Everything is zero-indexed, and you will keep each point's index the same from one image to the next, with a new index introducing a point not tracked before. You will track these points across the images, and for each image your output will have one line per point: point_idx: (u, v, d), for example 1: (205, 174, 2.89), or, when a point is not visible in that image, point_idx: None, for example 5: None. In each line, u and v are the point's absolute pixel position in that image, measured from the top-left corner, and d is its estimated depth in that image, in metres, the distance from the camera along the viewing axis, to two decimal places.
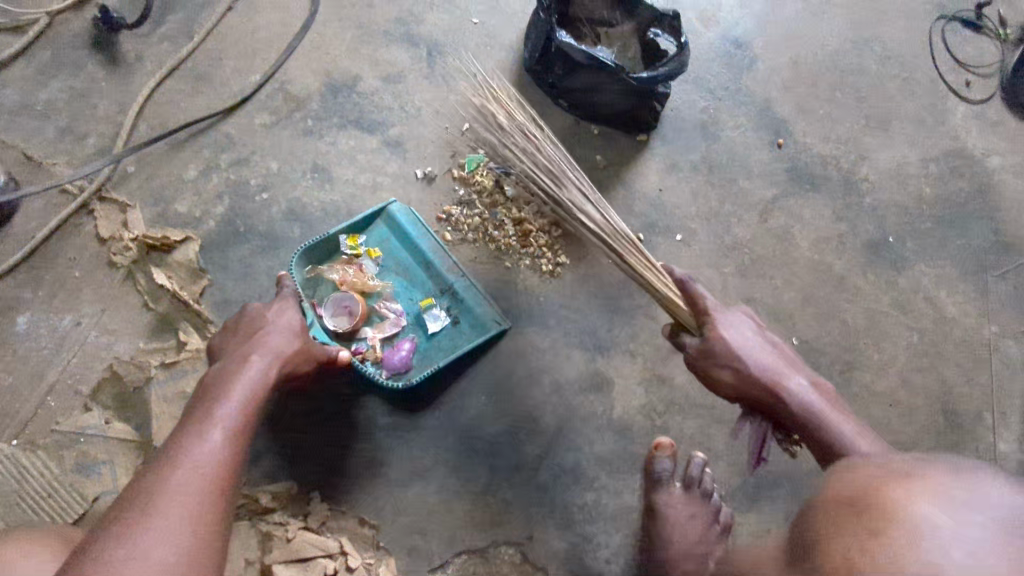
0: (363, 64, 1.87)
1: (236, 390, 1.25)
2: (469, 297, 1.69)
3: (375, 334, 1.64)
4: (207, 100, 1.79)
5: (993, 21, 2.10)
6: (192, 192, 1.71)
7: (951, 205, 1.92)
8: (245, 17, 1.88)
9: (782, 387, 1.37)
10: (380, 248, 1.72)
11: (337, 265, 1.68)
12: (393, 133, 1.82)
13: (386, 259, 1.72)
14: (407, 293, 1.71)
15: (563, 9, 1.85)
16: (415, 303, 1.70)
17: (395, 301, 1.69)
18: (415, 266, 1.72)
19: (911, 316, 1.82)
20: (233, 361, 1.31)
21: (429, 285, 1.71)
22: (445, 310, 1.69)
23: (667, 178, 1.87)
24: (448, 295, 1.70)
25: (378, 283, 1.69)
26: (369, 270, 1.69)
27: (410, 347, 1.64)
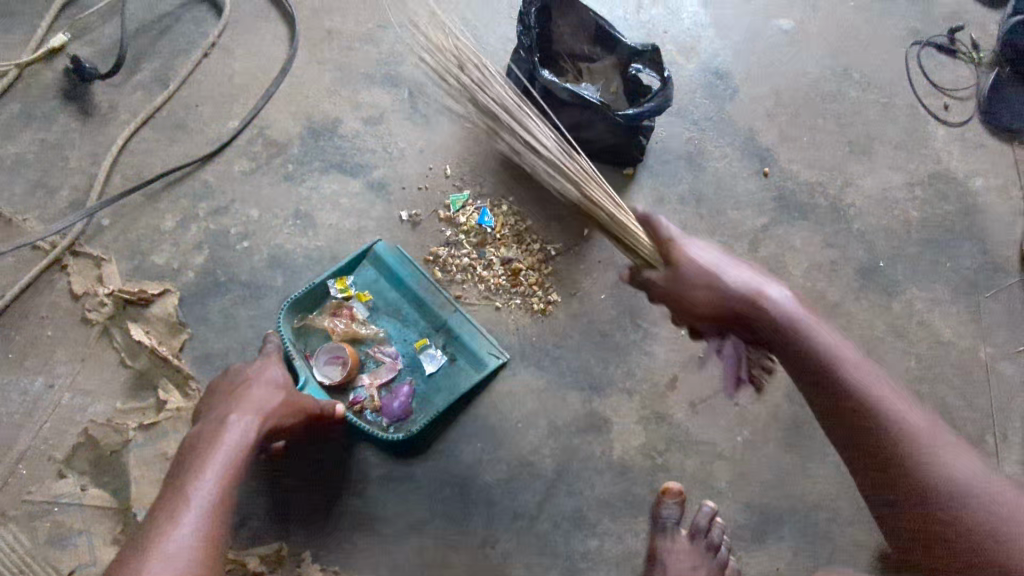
0: (343, 106, 1.84)
1: (220, 451, 1.16)
2: (465, 334, 1.65)
3: (372, 382, 1.60)
4: (184, 149, 1.75)
5: (965, 45, 2.13)
6: (171, 243, 1.66)
7: (938, 228, 1.92)
8: (221, 62, 1.84)
9: (763, 300, 1.12)
10: (370, 291, 1.68)
11: (326, 313, 1.63)
12: (376, 175, 1.79)
13: (377, 302, 1.68)
14: (401, 334, 1.66)
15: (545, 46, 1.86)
16: (410, 344, 1.65)
17: (389, 345, 1.64)
18: (407, 306, 1.68)
19: (907, 340, 1.81)
20: (212, 424, 1.23)
21: (423, 324, 1.67)
22: (441, 349, 1.64)
23: (656, 211, 1.85)
24: (442, 334, 1.65)
25: (371, 328, 1.65)
26: (361, 314, 1.65)
27: (409, 392, 1.59)
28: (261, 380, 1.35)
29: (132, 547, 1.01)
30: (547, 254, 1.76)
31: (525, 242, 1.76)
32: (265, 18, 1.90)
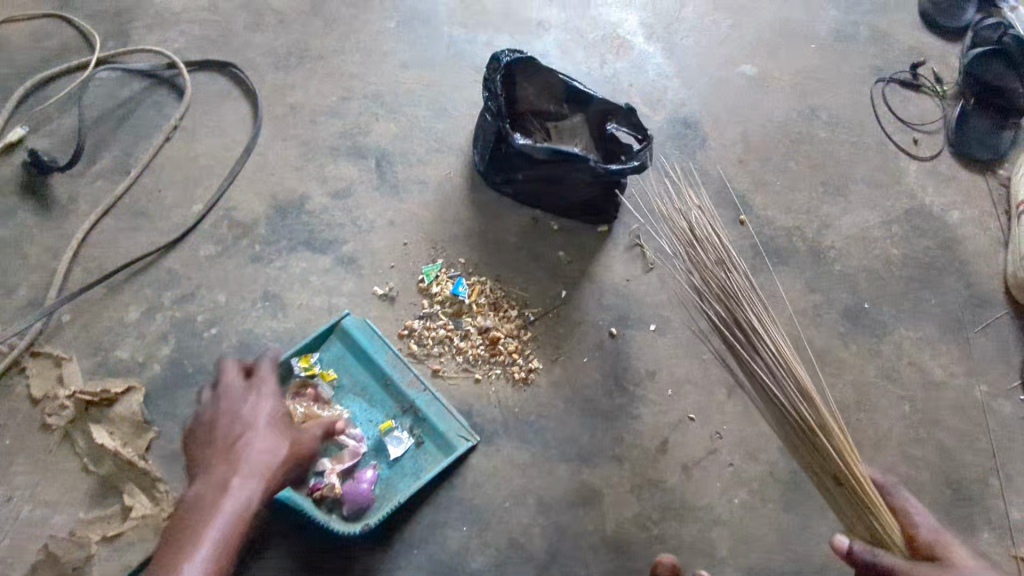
0: (310, 182, 1.81)
1: (217, 527, 1.02)
2: (432, 415, 1.58)
3: (333, 467, 1.49)
4: (147, 236, 1.70)
5: (929, 80, 2.14)
6: (134, 336, 1.60)
7: (920, 264, 1.90)
8: (183, 144, 1.80)
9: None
10: (335, 367, 1.63)
11: (290, 392, 1.56)
12: (346, 250, 1.75)
13: (343, 380, 1.62)
14: (367, 415, 1.59)
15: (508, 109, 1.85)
16: (375, 426, 1.58)
17: (354, 426, 1.56)
18: (373, 384, 1.62)
19: (899, 384, 1.77)
20: (208, 485, 1.08)
21: (390, 404, 1.60)
22: (407, 430, 1.58)
23: (634, 267, 1.81)
24: (410, 414, 1.59)
25: (335, 408, 1.58)
26: (325, 393, 1.58)
27: (372, 478, 1.50)
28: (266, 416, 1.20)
29: None
30: (526, 320, 1.72)
31: (500, 308, 1.71)
32: (227, 96, 1.87)
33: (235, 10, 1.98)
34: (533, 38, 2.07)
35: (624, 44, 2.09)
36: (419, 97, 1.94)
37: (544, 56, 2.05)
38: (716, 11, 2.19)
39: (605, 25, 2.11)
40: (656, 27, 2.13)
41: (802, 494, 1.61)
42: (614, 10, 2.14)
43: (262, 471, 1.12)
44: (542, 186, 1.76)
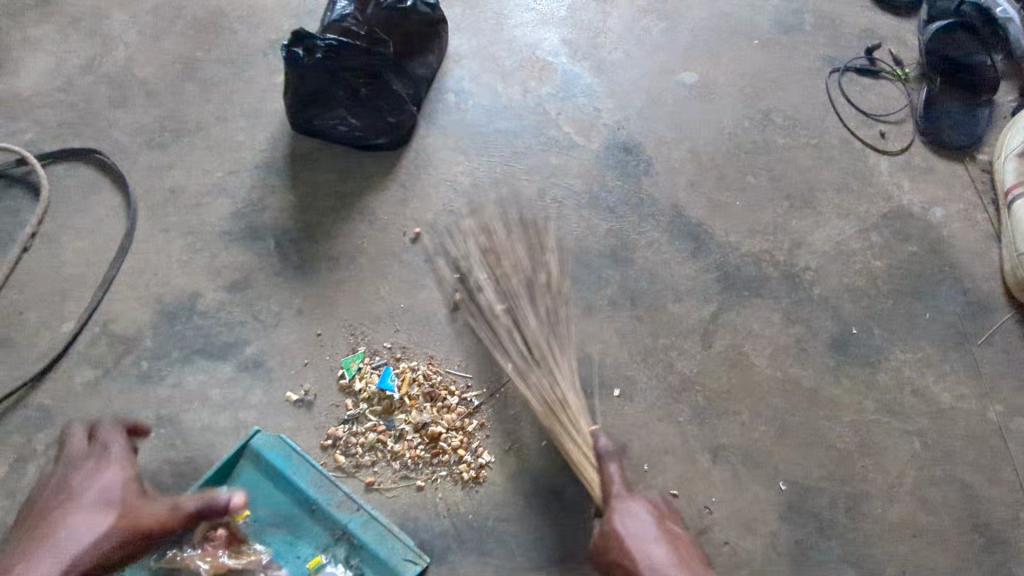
0: (201, 276, 1.55)
1: (50, 544, 1.11)
2: (370, 540, 1.33)
3: None
4: (10, 371, 1.44)
5: (887, 63, 1.94)
6: (4, 495, 1.35)
7: (907, 274, 1.68)
8: (46, 251, 1.54)
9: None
10: (250, 499, 1.36)
11: (196, 535, 1.31)
12: (250, 352, 1.49)
13: (261, 511, 1.36)
14: (294, 550, 1.34)
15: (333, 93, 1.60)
16: (305, 563, 1.33)
17: (278, 568, 1.31)
18: (297, 512, 1.36)
19: (904, 418, 1.54)
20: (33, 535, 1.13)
21: (318, 531, 1.35)
22: (342, 563, 1.33)
23: (587, 324, 1.57)
24: (343, 542, 1.34)
25: (251, 549, 1.32)
26: (240, 533, 1.32)
27: None
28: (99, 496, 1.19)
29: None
30: (471, 406, 1.47)
31: (438, 397, 1.47)
32: (94, 188, 1.61)
33: (95, 85, 1.72)
34: (441, 74, 1.82)
35: (546, 66, 1.86)
36: (319, 158, 1.69)
37: (456, 93, 1.81)
38: (644, 16, 1.96)
39: (522, 48, 1.88)
40: (580, 43, 1.90)
41: (810, 569, 1.41)
42: (531, 29, 1.91)
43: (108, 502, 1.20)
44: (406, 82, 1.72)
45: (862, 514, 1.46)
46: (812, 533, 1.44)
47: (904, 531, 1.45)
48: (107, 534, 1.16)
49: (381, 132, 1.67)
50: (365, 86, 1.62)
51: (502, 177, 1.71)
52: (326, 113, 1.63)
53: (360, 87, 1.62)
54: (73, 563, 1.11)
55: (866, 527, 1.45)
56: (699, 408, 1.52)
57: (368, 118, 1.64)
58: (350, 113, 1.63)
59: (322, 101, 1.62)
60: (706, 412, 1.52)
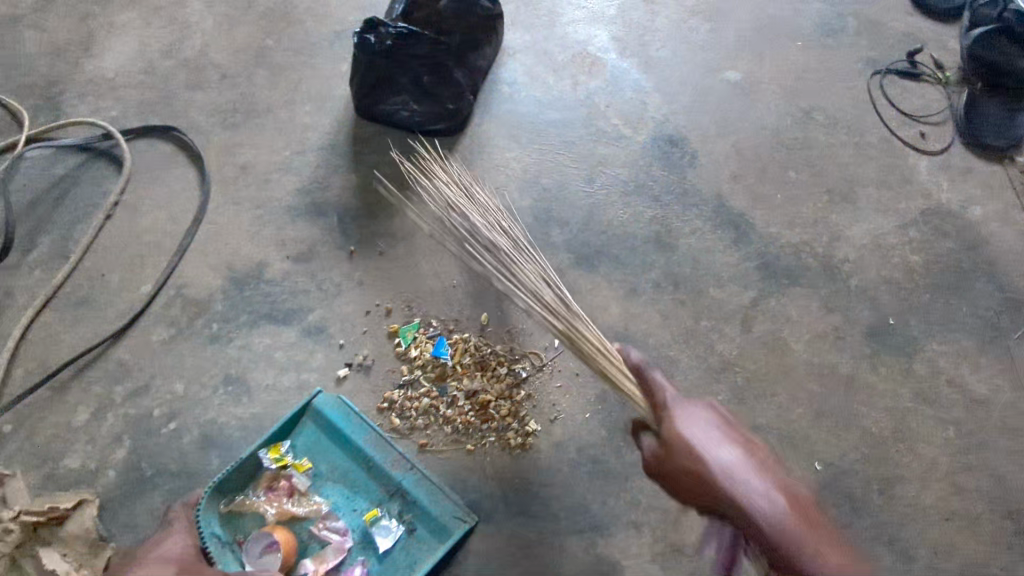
0: (268, 247, 1.65)
1: None
2: (423, 498, 1.40)
3: (317, 568, 1.33)
4: (92, 327, 1.55)
5: (928, 67, 1.99)
6: (85, 440, 1.45)
7: (945, 269, 1.73)
8: (127, 219, 1.66)
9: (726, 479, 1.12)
10: (311, 455, 1.44)
11: (261, 485, 1.39)
12: (313, 319, 1.58)
13: (320, 466, 1.44)
14: (350, 504, 1.41)
15: (399, 80, 1.73)
16: (360, 515, 1.40)
17: (336, 519, 1.39)
18: (354, 469, 1.44)
19: (939, 407, 1.59)
20: None
21: (373, 487, 1.42)
22: (397, 517, 1.39)
23: (631, 305, 1.64)
24: (398, 498, 1.41)
25: (312, 501, 1.40)
26: (302, 485, 1.40)
27: None
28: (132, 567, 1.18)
29: None
30: (519, 377, 1.55)
31: (488, 367, 1.55)
32: (172, 162, 1.73)
33: (174, 69, 1.84)
34: (496, 66, 1.92)
35: (596, 62, 1.95)
36: (380, 141, 1.79)
37: (510, 85, 1.89)
38: (691, 17, 2.04)
39: (573, 44, 1.97)
40: (629, 41, 1.98)
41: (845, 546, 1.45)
42: (582, 26, 2.00)
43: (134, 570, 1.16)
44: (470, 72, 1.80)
45: (896, 496, 1.50)
46: (847, 512, 1.48)
47: (938, 514, 1.49)
48: None
49: (440, 118, 1.76)
50: (427, 75, 1.73)
51: (553, 164, 1.79)
52: (388, 97, 1.75)
53: (421, 75, 1.73)
54: None
55: (899, 509, 1.49)
56: (738, 388, 1.58)
57: (428, 105, 1.75)
58: (413, 99, 1.75)
59: (387, 87, 1.74)
60: (745, 393, 1.57)
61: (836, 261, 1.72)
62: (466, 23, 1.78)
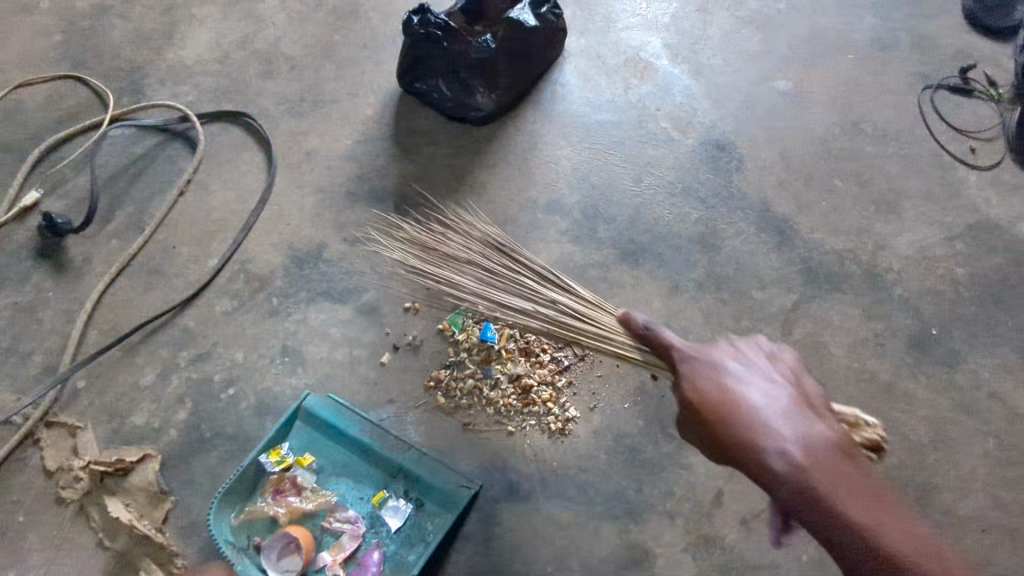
0: (327, 229, 1.73)
1: None
2: (424, 475, 1.45)
3: (334, 558, 1.38)
4: (162, 295, 1.65)
5: (981, 83, 2.00)
6: (151, 399, 1.54)
7: (991, 283, 1.73)
8: (198, 197, 1.76)
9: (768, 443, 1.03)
10: (311, 452, 1.50)
11: (266, 490, 1.44)
12: (366, 299, 1.66)
13: (322, 463, 1.50)
14: (357, 493, 1.47)
15: (441, 65, 1.79)
16: (368, 501, 1.46)
17: (344, 510, 1.44)
18: (355, 460, 1.50)
19: (981, 418, 1.58)
20: None
21: (376, 473, 1.48)
22: (403, 496, 1.45)
23: (673, 302, 1.68)
24: (401, 479, 1.47)
25: (323, 495, 1.46)
26: (306, 481, 1.46)
27: (379, 558, 1.38)
28: None
29: None
30: (561, 364, 1.59)
31: (531, 353, 1.60)
32: (242, 147, 1.83)
33: (248, 60, 1.96)
34: (551, 67, 1.98)
35: (647, 66, 2.00)
36: (436, 135, 1.86)
37: (563, 86, 1.96)
38: (742, 27, 2.08)
39: (626, 49, 2.03)
40: (681, 48, 2.04)
41: None
42: (635, 33, 2.06)
43: None
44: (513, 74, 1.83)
45: (933, 503, 1.50)
46: None
47: (975, 524, 1.49)
48: None
49: (471, 107, 1.82)
50: (466, 69, 1.78)
51: (602, 163, 1.85)
52: (427, 77, 1.82)
53: (460, 67, 1.78)
54: None
55: (936, 516, 1.49)
56: None
57: (459, 94, 1.81)
58: (445, 83, 1.81)
59: (426, 68, 1.80)
60: None
61: (879, 270, 1.74)
62: (525, 37, 1.80)
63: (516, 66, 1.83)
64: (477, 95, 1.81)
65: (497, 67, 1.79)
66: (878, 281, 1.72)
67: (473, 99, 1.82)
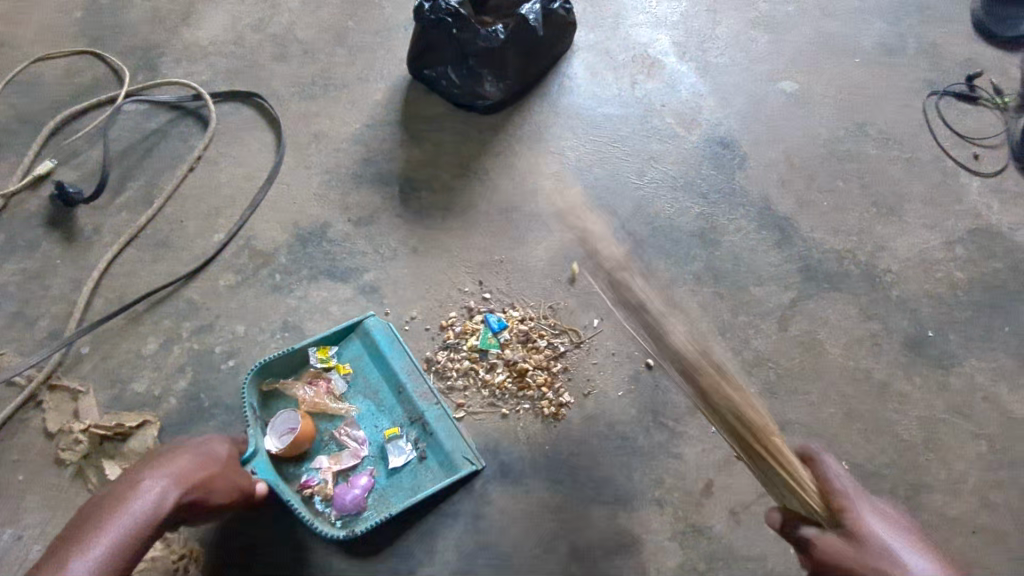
0: (332, 209, 1.76)
1: (132, 503, 1.06)
2: (440, 431, 1.49)
3: (330, 466, 1.45)
4: (168, 267, 1.68)
5: (987, 91, 2.01)
6: (152, 367, 1.57)
7: (989, 288, 1.73)
8: (208, 173, 1.79)
9: None
10: (352, 364, 1.56)
11: (302, 379, 1.52)
12: (368, 278, 1.68)
13: (357, 378, 1.55)
14: (374, 419, 1.52)
15: (449, 51, 1.81)
16: (380, 431, 1.50)
17: (358, 428, 1.50)
18: (385, 389, 1.54)
19: (974, 421, 1.59)
20: (123, 485, 1.10)
21: (398, 411, 1.52)
22: (412, 442, 1.49)
23: (671, 294, 1.69)
24: (418, 425, 1.50)
25: (343, 405, 1.52)
26: (338, 388, 1.53)
27: (366, 485, 1.43)
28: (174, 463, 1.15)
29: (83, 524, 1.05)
30: (558, 350, 1.61)
31: (530, 342, 1.62)
32: (253, 126, 1.86)
33: (262, 42, 1.99)
34: (560, 60, 2.01)
35: (655, 63, 2.02)
36: (444, 122, 1.89)
37: (572, 79, 1.98)
38: (751, 28, 2.10)
39: (635, 45, 2.05)
40: (689, 46, 2.06)
41: None
42: (645, 29, 2.08)
43: (175, 470, 1.14)
44: (518, 68, 1.85)
45: (922, 503, 1.51)
46: None
47: (963, 526, 1.49)
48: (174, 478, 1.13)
49: (477, 96, 1.85)
50: (475, 59, 1.80)
51: (606, 156, 1.87)
52: (436, 64, 1.85)
53: (469, 55, 1.79)
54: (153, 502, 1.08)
55: (924, 516, 1.49)
56: (770, 383, 1.61)
57: (466, 82, 1.83)
58: (454, 70, 1.83)
59: (435, 54, 1.83)
60: (777, 388, 1.60)
61: (878, 271, 1.75)
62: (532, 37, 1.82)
63: (522, 59, 1.84)
64: (483, 84, 1.83)
65: (506, 58, 1.81)
66: (876, 281, 1.73)
67: (477, 88, 1.84)
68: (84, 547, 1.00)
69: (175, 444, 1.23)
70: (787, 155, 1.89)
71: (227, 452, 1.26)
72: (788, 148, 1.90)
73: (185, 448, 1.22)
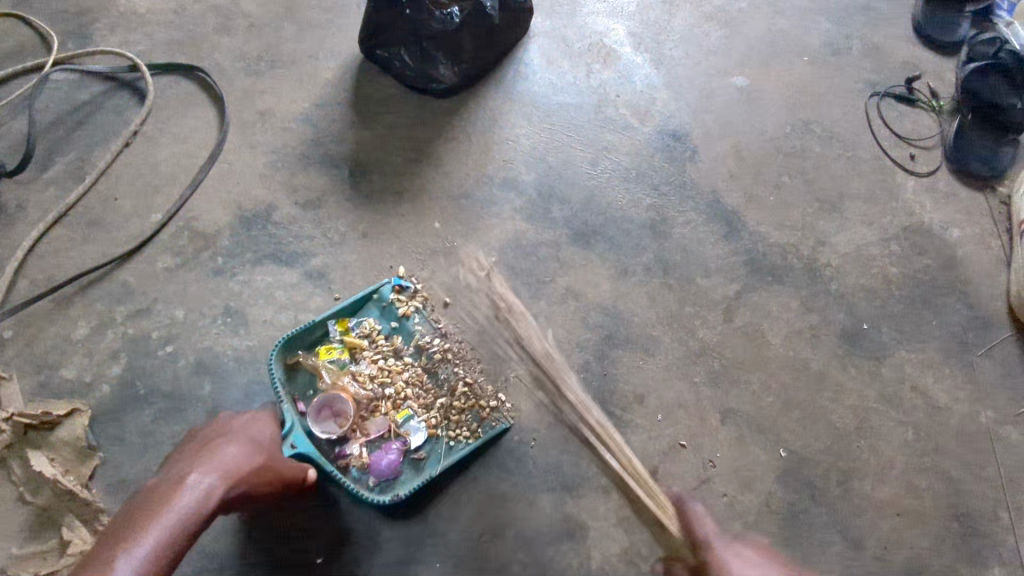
0: (278, 191, 1.70)
1: (180, 499, 0.99)
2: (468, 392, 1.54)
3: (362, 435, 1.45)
4: (100, 247, 1.59)
5: (924, 94, 2.09)
6: (82, 353, 1.49)
7: (920, 283, 1.82)
8: (144, 150, 1.71)
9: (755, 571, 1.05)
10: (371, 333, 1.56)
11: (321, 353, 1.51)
12: (315, 263, 1.63)
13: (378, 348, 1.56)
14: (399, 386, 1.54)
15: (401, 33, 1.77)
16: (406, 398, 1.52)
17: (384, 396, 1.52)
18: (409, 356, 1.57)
19: (902, 410, 1.67)
20: (171, 479, 1.04)
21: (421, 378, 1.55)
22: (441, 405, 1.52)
23: (622, 284, 1.71)
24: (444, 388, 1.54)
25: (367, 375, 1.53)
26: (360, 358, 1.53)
27: (400, 450, 1.44)
28: (225, 456, 1.10)
29: (128, 516, 0.98)
30: None
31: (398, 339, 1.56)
32: (193, 102, 1.78)
33: (205, 14, 1.90)
34: (516, 46, 1.99)
35: (611, 53, 2.03)
36: (396, 103, 1.85)
37: (528, 66, 1.96)
38: (705, 23, 2.13)
39: (591, 35, 2.04)
40: (645, 38, 2.07)
41: (799, 530, 1.52)
42: (602, 19, 2.08)
43: (225, 465, 1.08)
44: (471, 54, 1.82)
45: (853, 488, 1.57)
46: (804, 497, 1.55)
47: (889, 509, 1.56)
48: (228, 473, 1.07)
49: (430, 79, 1.82)
50: (429, 42, 1.76)
51: (561, 145, 1.87)
52: (390, 45, 1.81)
53: (423, 37, 1.76)
54: (205, 494, 1.01)
55: (855, 500, 1.56)
56: (714, 373, 1.64)
57: (421, 67, 1.80)
58: (408, 52, 1.79)
59: (387, 34, 1.78)
60: (720, 377, 1.64)
61: (818, 266, 1.81)
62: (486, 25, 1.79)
63: (479, 43, 1.82)
64: (439, 68, 1.80)
65: (461, 41, 1.78)
66: (816, 275, 1.79)
67: (432, 72, 1.80)
68: (129, 545, 0.90)
69: (204, 442, 1.15)
70: (736, 150, 1.93)
71: (259, 445, 1.18)
72: (737, 143, 1.94)
73: (216, 442, 1.15)
